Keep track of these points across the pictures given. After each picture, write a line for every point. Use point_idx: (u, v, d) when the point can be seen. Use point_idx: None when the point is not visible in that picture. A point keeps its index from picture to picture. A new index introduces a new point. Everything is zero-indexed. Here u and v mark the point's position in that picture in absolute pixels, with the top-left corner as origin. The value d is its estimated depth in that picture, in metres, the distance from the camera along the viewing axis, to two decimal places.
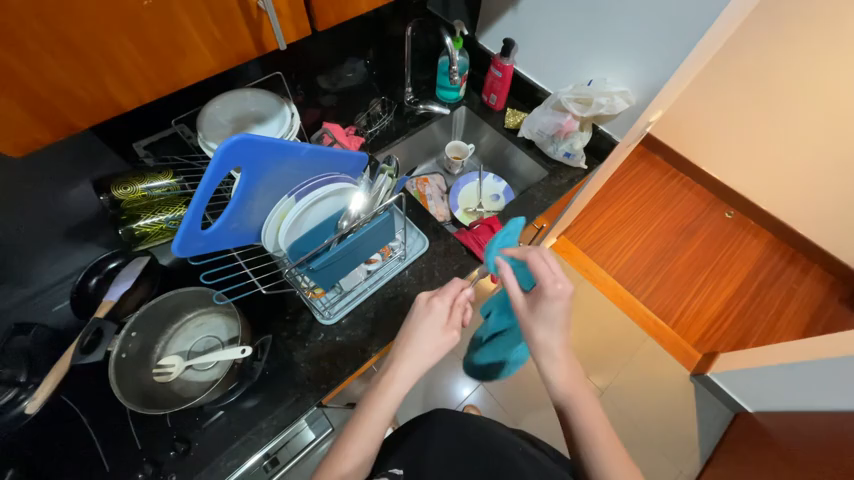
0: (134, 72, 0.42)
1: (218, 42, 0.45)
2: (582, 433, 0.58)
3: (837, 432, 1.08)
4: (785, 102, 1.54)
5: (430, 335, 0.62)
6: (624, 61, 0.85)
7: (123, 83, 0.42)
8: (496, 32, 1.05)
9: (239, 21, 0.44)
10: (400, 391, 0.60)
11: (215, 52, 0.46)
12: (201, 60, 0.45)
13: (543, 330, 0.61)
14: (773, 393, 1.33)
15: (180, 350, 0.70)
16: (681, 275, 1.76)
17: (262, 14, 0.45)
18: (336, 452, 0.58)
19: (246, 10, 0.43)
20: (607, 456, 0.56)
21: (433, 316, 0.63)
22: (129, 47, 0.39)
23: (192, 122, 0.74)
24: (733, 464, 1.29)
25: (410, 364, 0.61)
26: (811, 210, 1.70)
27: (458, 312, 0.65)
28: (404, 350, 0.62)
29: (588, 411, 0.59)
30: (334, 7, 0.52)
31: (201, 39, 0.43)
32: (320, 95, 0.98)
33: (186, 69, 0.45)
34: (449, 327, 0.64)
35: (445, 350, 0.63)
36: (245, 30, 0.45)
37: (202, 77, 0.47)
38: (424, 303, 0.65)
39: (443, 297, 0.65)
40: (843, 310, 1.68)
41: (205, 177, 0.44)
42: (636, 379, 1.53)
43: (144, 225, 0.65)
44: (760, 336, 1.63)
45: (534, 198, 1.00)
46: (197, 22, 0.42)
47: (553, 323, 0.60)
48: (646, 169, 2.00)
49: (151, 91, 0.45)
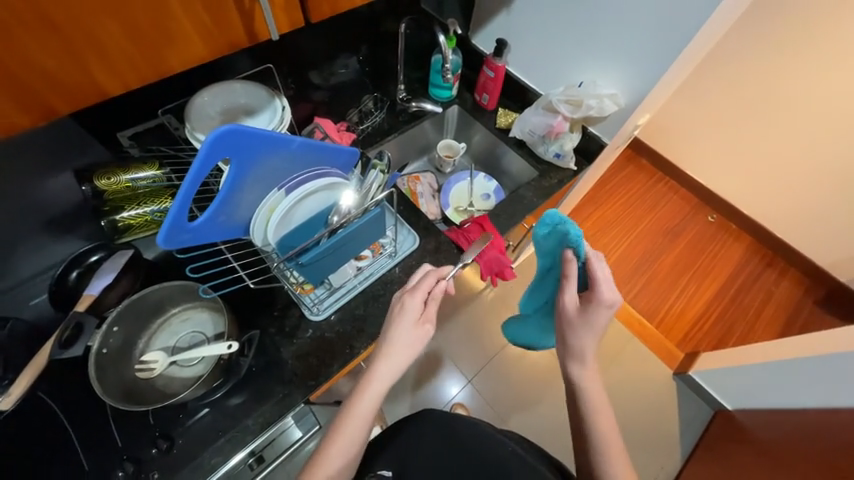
0: (118, 56, 0.40)
1: (207, 29, 0.44)
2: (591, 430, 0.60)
3: (812, 429, 1.13)
4: (767, 109, 1.60)
5: (404, 331, 0.62)
6: (615, 63, 0.87)
7: (108, 69, 0.41)
8: (489, 32, 1.06)
9: (230, 8, 0.43)
10: (381, 384, 0.60)
11: (205, 41, 0.45)
12: (190, 47, 0.44)
13: (578, 329, 0.61)
14: (753, 391, 1.37)
15: (163, 346, 0.69)
16: (666, 276, 1.80)
17: (254, 2, 0.44)
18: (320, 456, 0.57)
19: None
20: (610, 456, 0.58)
21: (406, 311, 0.63)
22: (113, 29, 0.38)
23: (179, 112, 0.72)
24: (715, 461, 1.33)
25: (389, 362, 0.60)
26: (789, 214, 1.76)
27: (432, 305, 0.65)
28: (381, 350, 0.61)
29: (598, 412, 0.61)
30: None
31: (189, 25, 0.42)
32: (312, 90, 0.97)
33: (174, 56, 0.44)
34: (422, 321, 0.64)
35: (420, 346, 0.63)
36: (235, 18, 0.44)
37: (191, 65, 0.46)
38: (398, 300, 0.65)
39: (415, 292, 0.64)
40: (817, 311, 1.74)
41: (192, 169, 0.43)
42: (621, 379, 1.56)
43: (128, 216, 0.63)
44: (740, 336, 1.68)
45: (524, 198, 1.01)
46: (186, 8, 0.41)
47: (593, 329, 0.61)
48: (633, 172, 2.04)
49: (138, 78, 0.43)
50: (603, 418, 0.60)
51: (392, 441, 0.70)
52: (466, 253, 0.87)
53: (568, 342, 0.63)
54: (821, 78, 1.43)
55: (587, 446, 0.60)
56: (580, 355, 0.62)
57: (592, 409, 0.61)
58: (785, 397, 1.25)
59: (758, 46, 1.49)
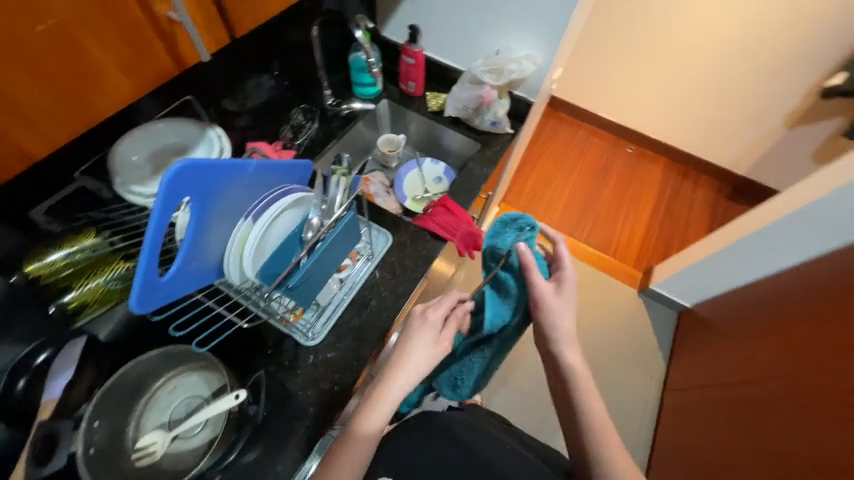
0: (41, 108, 0.39)
1: (130, 63, 0.44)
2: (584, 414, 0.65)
3: (755, 300, 1.32)
4: (649, 43, 1.81)
5: (423, 349, 0.63)
6: (522, 26, 0.93)
7: (33, 127, 0.40)
8: (397, 21, 1.08)
9: (150, 39, 0.44)
10: (400, 390, 0.61)
11: (129, 75, 0.45)
12: (116, 86, 0.44)
13: (558, 315, 0.67)
14: (703, 286, 1.57)
15: (158, 424, 0.62)
16: (608, 210, 1.98)
17: (174, 25, 0.46)
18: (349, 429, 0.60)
19: (156, 23, 0.44)
20: (606, 440, 0.63)
21: (426, 329, 0.64)
22: (32, 81, 0.37)
23: (98, 171, 0.64)
24: (691, 354, 1.52)
25: (403, 379, 0.61)
26: (688, 129, 2.01)
27: (451, 326, 0.67)
28: (398, 365, 0.62)
29: (590, 396, 0.65)
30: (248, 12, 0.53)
31: (112, 66, 0.42)
32: (232, 117, 0.92)
33: (100, 98, 0.43)
34: (441, 339, 0.65)
35: (437, 362, 0.64)
36: (158, 46, 0.45)
37: (120, 106, 0.46)
38: (419, 316, 0.66)
39: (438, 307, 0.66)
40: (730, 205, 2.03)
41: (154, 216, 0.39)
42: (599, 312, 1.70)
43: (77, 295, 0.61)
44: (679, 243, 1.91)
45: (475, 171, 1.05)
46: (104, 45, 0.41)
47: (562, 312, 0.67)
48: (555, 126, 2.20)
49: (67, 131, 0.42)
50: (594, 406, 0.65)
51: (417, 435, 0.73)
52: (438, 236, 0.90)
53: (552, 330, 0.68)
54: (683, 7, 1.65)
55: (582, 431, 0.65)
56: (563, 341, 0.67)
57: (579, 392, 0.66)
58: (728, 281, 1.45)
59: None
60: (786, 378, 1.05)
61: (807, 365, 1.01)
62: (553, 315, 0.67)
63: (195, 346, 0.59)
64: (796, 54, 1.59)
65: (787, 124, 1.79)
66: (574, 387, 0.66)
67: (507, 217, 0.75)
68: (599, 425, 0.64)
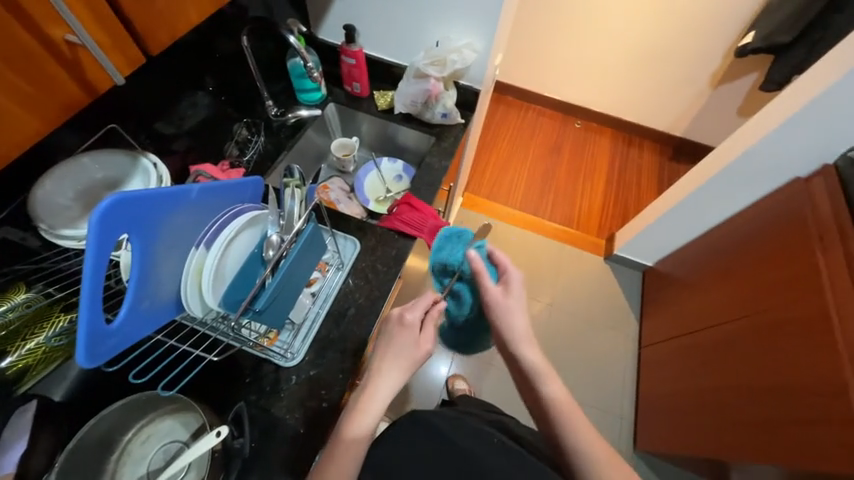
0: None
1: (30, 97, 0.40)
2: (552, 408, 0.63)
3: (706, 250, 1.43)
4: (581, 21, 1.89)
5: (404, 351, 0.62)
6: (457, 15, 0.93)
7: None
8: (332, 22, 1.05)
9: (52, 69, 0.40)
10: (384, 392, 0.60)
11: (32, 110, 0.40)
12: (17, 124, 0.40)
13: (510, 315, 0.68)
14: (660, 245, 1.67)
15: (135, 478, 0.58)
16: (565, 185, 2.06)
17: (76, 49, 0.41)
18: (334, 437, 0.57)
19: (53, 49, 0.39)
20: (578, 428, 0.61)
21: (406, 330, 0.63)
22: None
23: (19, 219, 0.57)
24: (659, 309, 1.62)
25: (386, 382, 0.61)
26: (627, 99, 2.12)
27: (430, 326, 0.66)
28: (381, 370, 0.61)
29: (559, 389, 0.64)
30: (162, 25, 0.49)
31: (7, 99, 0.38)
32: (170, 140, 0.86)
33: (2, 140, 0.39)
34: (422, 340, 0.64)
35: (419, 362, 0.64)
36: (60, 73, 0.41)
37: (27, 144, 0.41)
38: (397, 318, 0.64)
39: (414, 308, 0.65)
40: (673, 165, 2.18)
41: (87, 260, 0.35)
42: (571, 283, 1.78)
43: (14, 361, 0.49)
44: (634, 207, 2.03)
45: (433, 165, 1.05)
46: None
47: (515, 312, 0.68)
48: (505, 111, 2.25)
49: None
50: (560, 398, 0.64)
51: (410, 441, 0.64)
52: (406, 234, 0.90)
53: (507, 328, 0.67)
54: None
55: (552, 421, 0.63)
56: (520, 339, 0.67)
57: (543, 381, 0.65)
58: (682, 236, 1.55)
59: None
60: (746, 317, 1.15)
61: (761, 302, 1.12)
62: (508, 313, 0.68)
63: (162, 390, 0.55)
64: (711, 18, 1.71)
65: (712, 84, 1.93)
66: (538, 380, 0.65)
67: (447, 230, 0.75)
68: (569, 414, 0.62)
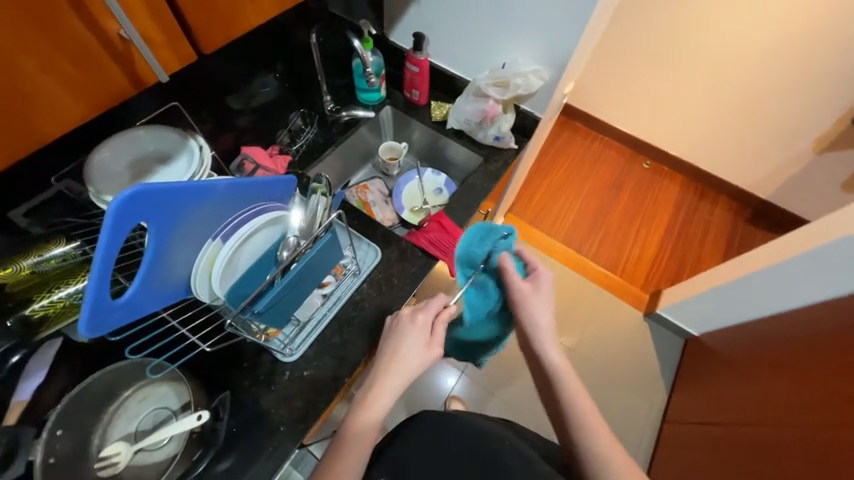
0: None
1: (79, 84, 0.41)
2: (570, 410, 0.62)
3: (766, 336, 1.25)
4: (675, 56, 1.73)
5: (414, 351, 0.61)
6: (530, 40, 0.89)
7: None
8: (404, 27, 1.04)
9: (104, 60, 0.42)
10: (396, 386, 0.60)
11: (77, 96, 0.42)
12: (63, 108, 0.41)
13: (536, 310, 0.68)
14: (713, 315, 1.50)
15: (124, 434, 0.61)
16: (618, 227, 1.91)
17: (129, 44, 0.42)
18: (346, 427, 0.58)
19: (107, 42, 0.41)
20: (595, 431, 0.60)
21: (416, 330, 0.63)
22: None
23: (79, 174, 0.62)
24: (695, 388, 1.44)
25: (395, 378, 0.60)
26: (710, 148, 1.92)
27: (440, 329, 0.64)
28: (390, 365, 0.61)
29: (577, 390, 0.63)
30: (218, 27, 0.51)
31: (56, 84, 0.39)
32: (234, 117, 0.91)
33: (46, 120, 0.41)
34: (432, 342, 0.63)
35: (428, 365, 0.63)
36: (111, 65, 0.42)
37: (69, 127, 0.43)
38: (409, 317, 0.64)
39: (426, 310, 0.65)
40: (749, 229, 1.94)
41: (100, 242, 0.37)
42: (600, 332, 1.65)
43: (40, 307, 0.55)
44: (691, 267, 1.83)
45: (475, 186, 1.01)
46: (47, 66, 0.38)
47: (543, 309, 0.68)
48: (569, 136, 2.13)
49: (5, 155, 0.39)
50: (581, 403, 0.62)
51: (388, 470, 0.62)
52: (430, 254, 0.86)
53: (531, 324, 0.67)
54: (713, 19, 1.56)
55: (568, 424, 0.61)
56: (542, 337, 0.67)
57: (563, 385, 0.64)
58: (741, 315, 1.37)
59: None
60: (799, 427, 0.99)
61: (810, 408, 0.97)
62: (535, 312, 0.67)
63: (148, 371, 0.58)
64: (832, 76, 1.49)
65: (817, 149, 1.69)
66: (558, 384, 0.64)
67: (479, 224, 0.72)
68: (586, 415, 0.61)
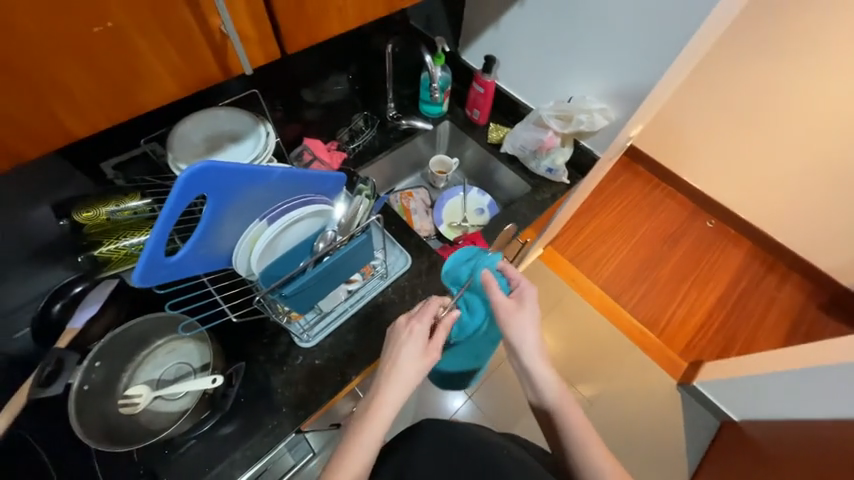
0: (88, 101, 0.42)
1: (181, 71, 0.47)
2: (569, 437, 0.60)
3: (820, 442, 1.10)
4: (765, 114, 1.59)
5: (411, 359, 0.62)
6: (603, 77, 0.87)
7: (74, 111, 0.42)
8: (478, 48, 1.06)
9: (205, 53, 0.47)
10: (397, 400, 0.59)
11: (175, 78, 0.47)
12: (161, 86, 0.47)
13: (522, 329, 0.66)
14: (760, 403, 1.34)
15: (148, 379, 0.67)
16: (665, 283, 1.78)
17: (226, 39, 0.47)
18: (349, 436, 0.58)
19: (209, 34, 0.46)
20: (596, 456, 0.58)
21: (413, 337, 0.63)
22: (80, 75, 0.40)
23: (163, 140, 0.71)
24: (722, 477, 1.29)
25: (396, 387, 0.60)
26: (789, 218, 1.74)
27: (440, 333, 0.64)
28: (388, 375, 0.61)
29: (574, 415, 0.62)
30: (304, 30, 0.55)
31: (162, 68, 0.45)
32: (304, 109, 0.97)
33: (145, 95, 0.46)
34: (429, 350, 0.63)
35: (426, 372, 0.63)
36: (207, 54, 0.47)
37: (162, 102, 0.49)
38: (403, 325, 0.64)
39: (422, 319, 0.64)
40: (821, 316, 1.72)
41: (166, 206, 0.42)
42: (624, 390, 1.54)
43: (107, 250, 0.62)
44: (743, 344, 1.66)
45: (518, 213, 1.00)
46: (159, 52, 0.44)
47: (527, 329, 0.66)
48: (629, 179, 2.03)
49: (109, 120, 0.46)
50: (573, 416, 0.62)
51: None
52: None
53: (519, 344, 0.66)
54: (816, 82, 1.43)
55: (568, 450, 0.60)
56: (529, 357, 0.65)
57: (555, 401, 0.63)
58: (792, 409, 1.22)
59: (748, 49, 1.50)
60: None
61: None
62: (522, 331, 0.66)
63: (180, 327, 0.63)
64: None
65: None
66: (555, 408, 0.63)
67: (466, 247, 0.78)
68: (586, 442, 0.59)
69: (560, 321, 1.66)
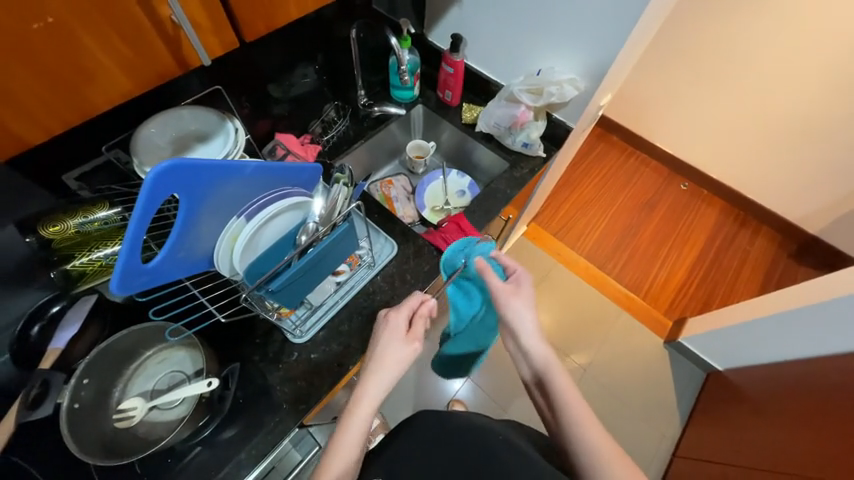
0: (37, 105, 0.41)
1: (131, 63, 0.45)
2: (559, 404, 0.61)
3: (797, 379, 1.17)
4: (729, 74, 1.63)
5: (392, 349, 0.63)
6: (570, 48, 0.87)
7: (22, 115, 0.40)
8: (444, 28, 1.05)
9: (155, 40, 0.45)
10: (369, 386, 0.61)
11: (130, 73, 0.46)
12: (116, 83, 0.45)
13: (518, 310, 0.69)
14: (741, 351, 1.41)
15: (141, 391, 0.66)
16: (646, 248, 1.84)
17: (179, 29, 0.46)
18: (339, 426, 0.59)
19: (160, 26, 0.44)
20: (580, 421, 0.58)
21: (391, 329, 0.65)
22: (25, 77, 0.38)
23: (126, 146, 0.68)
24: (711, 425, 1.37)
25: (376, 382, 0.61)
26: (755, 175, 1.81)
27: (419, 323, 0.66)
28: (372, 366, 0.62)
29: (564, 385, 0.62)
30: (261, 16, 0.53)
31: (111, 62, 0.43)
32: (272, 105, 0.95)
33: (99, 93, 0.44)
34: (410, 338, 0.65)
35: (408, 361, 0.64)
36: (160, 46, 0.46)
37: (119, 100, 0.47)
38: (383, 318, 0.67)
39: (399, 310, 0.67)
40: (791, 265, 1.81)
41: (135, 210, 0.40)
42: (616, 354, 1.60)
43: (80, 264, 0.60)
44: (722, 297, 1.74)
45: (498, 190, 1.01)
46: (104, 44, 0.41)
47: (521, 307, 0.68)
48: (604, 149, 2.07)
49: (60, 120, 0.44)
50: (574, 400, 0.60)
51: (380, 463, 0.63)
52: (445, 254, 0.87)
53: (515, 322, 0.68)
54: (775, 39, 1.47)
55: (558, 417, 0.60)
56: (527, 337, 0.67)
57: (551, 379, 0.63)
58: (770, 353, 1.29)
59: (706, 11, 1.52)
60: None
61: (828, 460, 0.91)
62: (515, 307, 0.69)
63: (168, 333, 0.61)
64: None
65: None
66: (545, 378, 0.64)
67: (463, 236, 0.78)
68: (575, 410, 0.60)
69: (548, 294, 1.70)
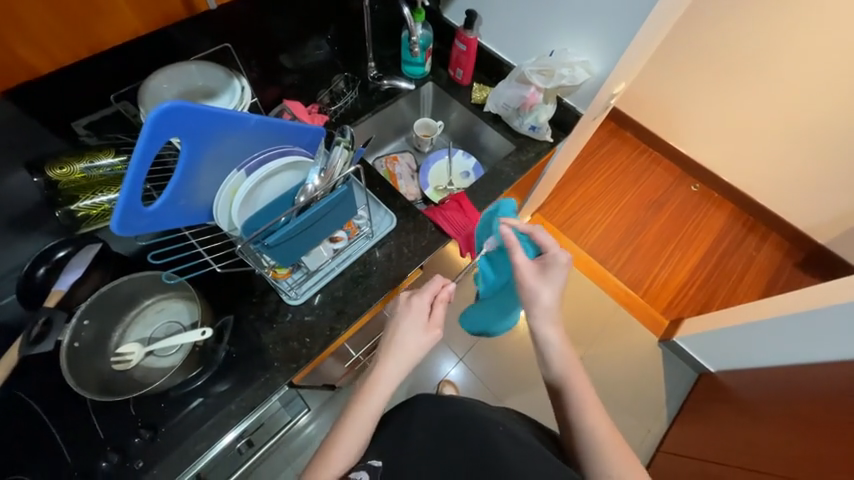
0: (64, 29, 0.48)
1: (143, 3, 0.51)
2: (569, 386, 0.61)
3: (787, 384, 1.17)
4: (750, 74, 1.58)
5: (413, 335, 0.65)
6: (584, 31, 0.86)
7: (53, 36, 0.48)
8: (459, 4, 1.03)
9: None
10: (393, 369, 0.62)
11: (142, 11, 0.52)
12: (128, 19, 0.52)
13: (538, 290, 0.65)
14: (735, 353, 1.41)
15: (139, 338, 0.68)
16: (649, 246, 1.82)
17: None
18: (352, 406, 0.61)
19: None
20: (586, 406, 0.60)
21: (413, 313, 0.66)
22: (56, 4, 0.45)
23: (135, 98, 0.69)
24: (697, 423, 1.38)
25: (395, 361, 0.63)
26: (766, 179, 1.78)
27: (439, 308, 0.68)
28: (390, 350, 0.64)
29: (574, 370, 0.62)
30: None
31: (125, 3, 0.50)
32: (282, 73, 0.95)
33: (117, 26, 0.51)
34: (432, 325, 0.66)
35: (429, 347, 0.66)
36: None
37: (132, 34, 0.54)
38: (405, 302, 0.68)
39: (423, 294, 0.68)
40: (797, 273, 1.79)
41: (137, 146, 0.41)
42: (609, 348, 1.61)
43: (85, 206, 0.63)
44: (722, 299, 1.73)
45: (502, 173, 1.00)
46: None
47: (549, 286, 0.65)
48: (616, 145, 2.03)
49: (81, 45, 0.50)
50: (582, 386, 0.61)
51: None
52: (444, 231, 0.87)
53: (532, 304, 0.64)
54: (801, 39, 1.42)
55: (565, 400, 0.61)
56: (541, 318, 0.64)
57: (563, 365, 0.63)
58: (762, 357, 1.29)
59: (732, 6, 1.47)
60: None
61: (810, 464, 0.92)
62: (536, 286, 0.65)
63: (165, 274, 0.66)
64: None
65: None
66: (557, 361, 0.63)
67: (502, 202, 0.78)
68: (583, 395, 0.61)
69: None
